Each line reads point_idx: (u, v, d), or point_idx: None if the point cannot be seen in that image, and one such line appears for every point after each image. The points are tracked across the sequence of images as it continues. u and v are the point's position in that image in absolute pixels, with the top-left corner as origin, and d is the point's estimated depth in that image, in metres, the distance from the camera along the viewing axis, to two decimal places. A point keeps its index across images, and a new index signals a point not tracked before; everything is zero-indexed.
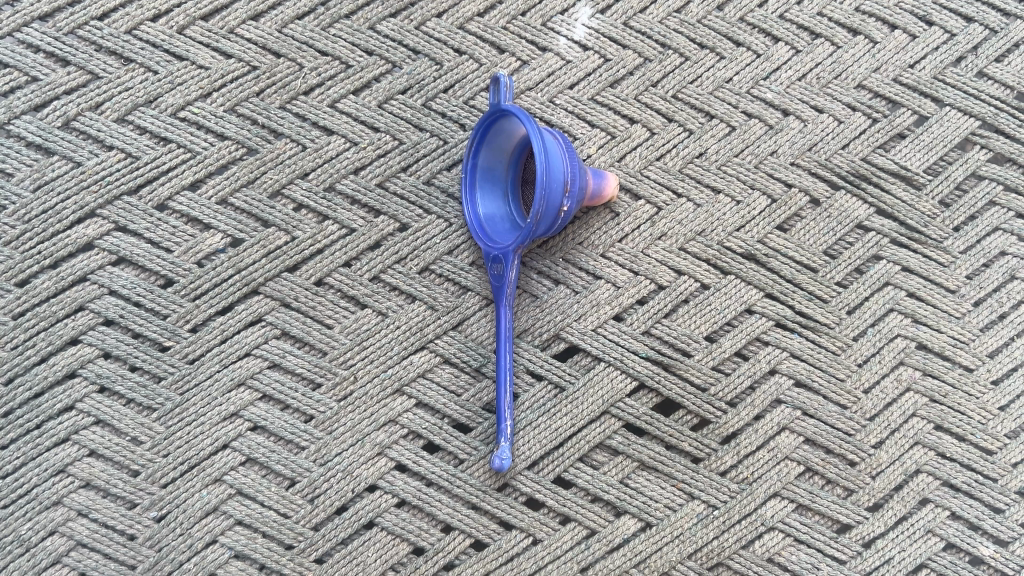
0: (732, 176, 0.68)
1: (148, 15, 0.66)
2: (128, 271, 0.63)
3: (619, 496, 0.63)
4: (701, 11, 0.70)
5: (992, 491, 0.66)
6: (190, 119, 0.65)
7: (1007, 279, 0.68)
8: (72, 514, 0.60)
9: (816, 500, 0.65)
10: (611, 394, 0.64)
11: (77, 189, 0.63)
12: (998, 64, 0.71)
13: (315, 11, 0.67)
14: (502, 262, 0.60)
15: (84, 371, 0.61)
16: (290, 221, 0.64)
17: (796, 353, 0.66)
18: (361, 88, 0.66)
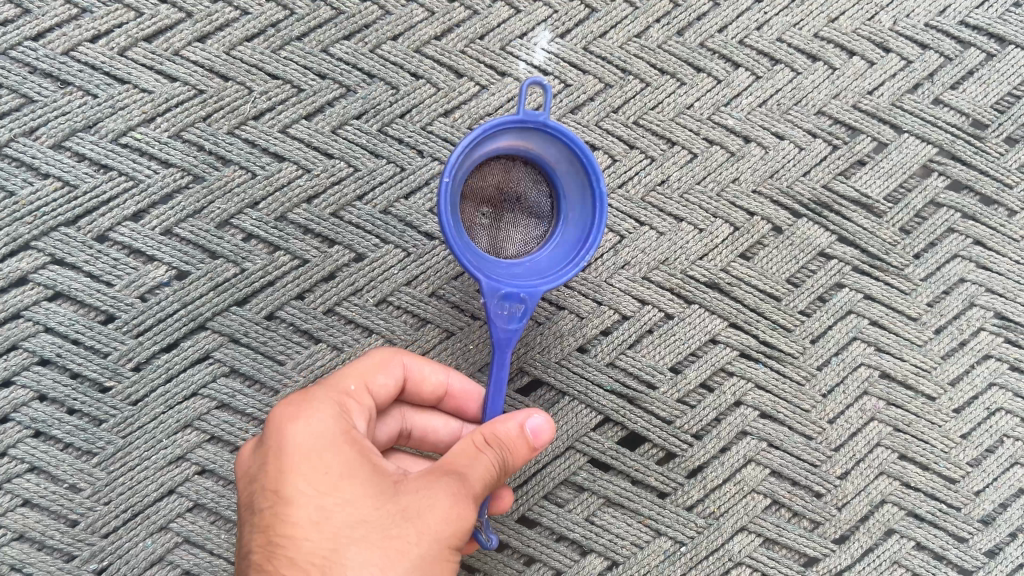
0: (694, 204, 0.67)
1: (87, 35, 0.62)
2: (66, 307, 0.59)
3: (584, 534, 0.62)
4: (662, 37, 0.69)
5: (956, 520, 0.65)
6: (133, 146, 0.61)
7: (966, 306, 0.68)
8: (4, 569, 0.56)
9: (783, 533, 0.64)
10: (576, 429, 0.63)
11: (10, 219, 0.59)
12: (953, 91, 0.71)
13: (264, 33, 0.64)
14: (523, 303, 0.50)
15: (17, 415, 0.58)
16: (239, 252, 0.61)
17: (760, 384, 0.65)
18: (314, 113, 0.64)
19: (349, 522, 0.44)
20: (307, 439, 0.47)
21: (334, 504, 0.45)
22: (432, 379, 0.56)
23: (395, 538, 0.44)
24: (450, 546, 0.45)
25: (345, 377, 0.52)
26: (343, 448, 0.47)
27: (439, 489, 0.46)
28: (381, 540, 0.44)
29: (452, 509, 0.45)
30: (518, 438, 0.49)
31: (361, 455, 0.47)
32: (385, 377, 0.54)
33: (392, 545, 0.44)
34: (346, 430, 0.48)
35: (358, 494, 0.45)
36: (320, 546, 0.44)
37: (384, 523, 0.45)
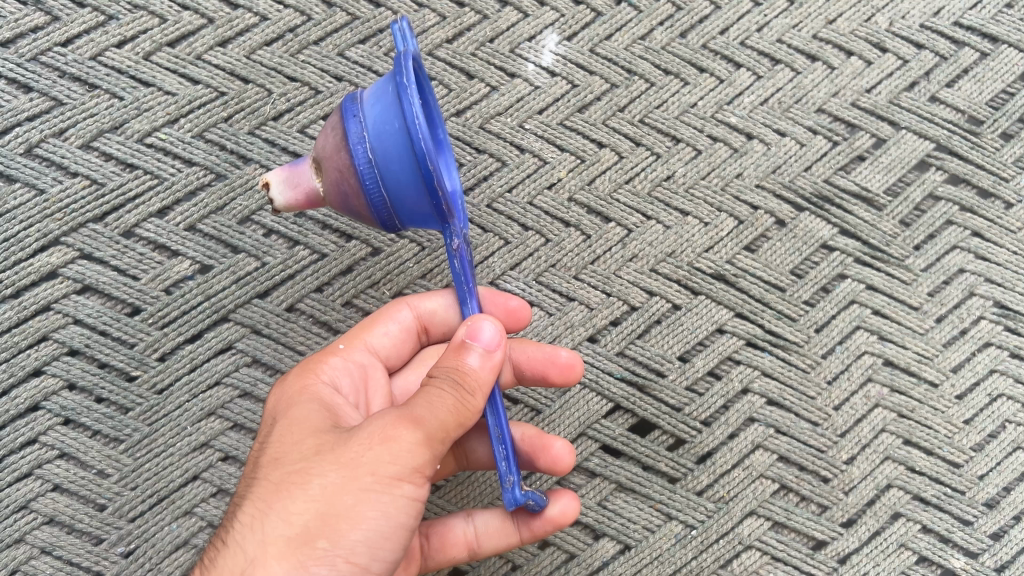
0: (699, 199, 0.69)
1: (113, 41, 0.65)
2: (94, 300, 0.62)
3: (597, 518, 0.64)
4: (665, 39, 0.71)
5: (961, 503, 0.66)
6: (157, 146, 0.64)
7: (966, 295, 0.70)
8: (34, 552, 0.58)
9: (791, 517, 0.65)
10: (587, 416, 0.65)
11: (40, 217, 0.62)
12: (949, 89, 0.73)
13: (283, 38, 0.67)
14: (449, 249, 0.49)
15: (48, 403, 0.60)
16: (260, 247, 0.63)
17: (767, 372, 0.67)
18: (331, 113, 0.66)
19: (270, 461, 0.47)
20: (275, 402, 0.52)
21: (269, 449, 0.48)
22: (444, 311, 0.59)
23: (300, 470, 0.45)
24: (367, 477, 0.43)
25: (341, 339, 0.57)
26: (294, 403, 0.50)
27: (368, 425, 0.45)
28: (287, 473, 0.46)
29: (375, 445, 0.44)
30: (478, 368, 0.46)
31: (314, 406, 0.50)
32: (383, 328, 0.58)
33: (294, 476, 0.45)
34: (307, 390, 0.52)
35: (287, 437, 0.48)
36: (248, 489, 0.47)
37: (299, 456, 0.46)
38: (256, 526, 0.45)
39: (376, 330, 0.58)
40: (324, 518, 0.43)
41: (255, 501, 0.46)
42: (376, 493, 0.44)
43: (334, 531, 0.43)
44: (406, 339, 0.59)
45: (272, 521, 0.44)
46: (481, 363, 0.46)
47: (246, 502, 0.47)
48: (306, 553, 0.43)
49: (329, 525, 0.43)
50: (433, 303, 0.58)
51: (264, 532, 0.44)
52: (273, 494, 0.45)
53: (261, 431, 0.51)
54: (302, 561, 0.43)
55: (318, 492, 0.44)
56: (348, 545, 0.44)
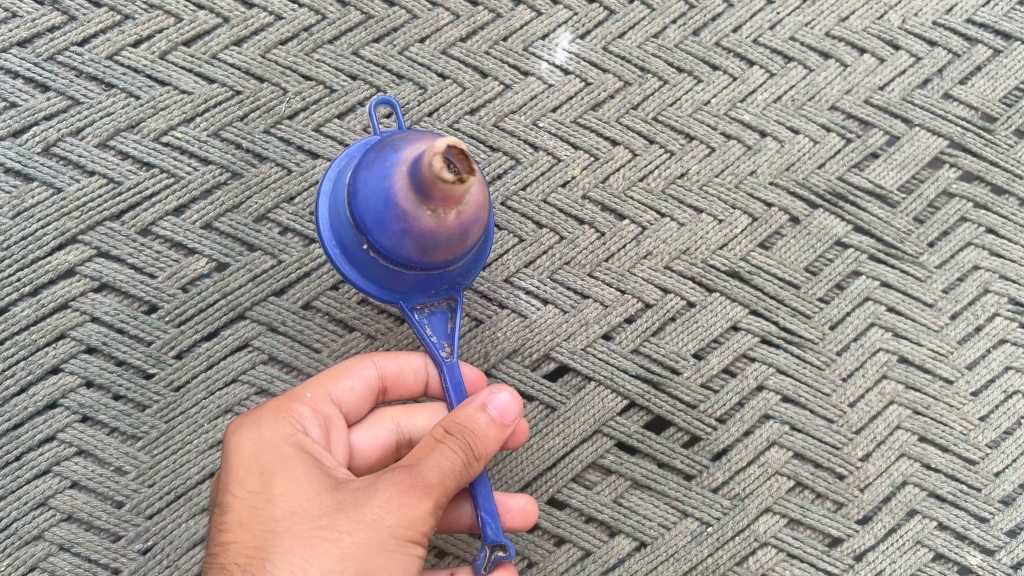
0: (713, 196, 0.69)
1: (129, 41, 0.65)
2: (111, 298, 0.62)
3: (612, 515, 0.64)
4: (678, 37, 0.72)
5: (977, 500, 0.66)
6: (173, 144, 0.64)
7: (980, 292, 0.70)
8: (53, 548, 0.58)
9: (807, 514, 0.65)
10: (602, 413, 0.65)
11: (58, 215, 0.62)
12: (962, 86, 0.73)
13: (298, 37, 0.67)
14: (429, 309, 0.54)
15: (66, 400, 0.60)
16: (276, 245, 0.63)
17: (782, 369, 0.67)
18: (346, 112, 0.66)
19: (278, 516, 0.45)
20: (248, 443, 0.48)
21: (267, 502, 0.46)
22: (413, 370, 0.57)
23: (325, 529, 0.44)
24: (397, 539, 0.44)
25: (305, 386, 0.54)
26: (280, 449, 0.48)
27: (384, 484, 0.45)
28: (308, 533, 0.44)
29: (402, 507, 0.44)
30: (490, 430, 0.48)
31: (303, 453, 0.48)
32: (350, 382, 0.55)
33: (322, 536, 0.44)
34: (290, 434, 0.49)
35: (292, 489, 0.46)
36: (252, 547, 0.45)
37: (316, 514, 0.45)
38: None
39: (344, 382, 0.55)
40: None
41: (280, 563, 0.44)
42: (403, 555, 0.45)
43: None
44: (368, 396, 0.57)
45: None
46: (489, 427, 0.48)
47: (256, 563, 0.44)
48: None
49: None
50: (402, 362, 0.57)
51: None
52: (303, 556, 0.44)
53: (232, 474, 0.47)
54: None
55: (353, 555, 0.43)
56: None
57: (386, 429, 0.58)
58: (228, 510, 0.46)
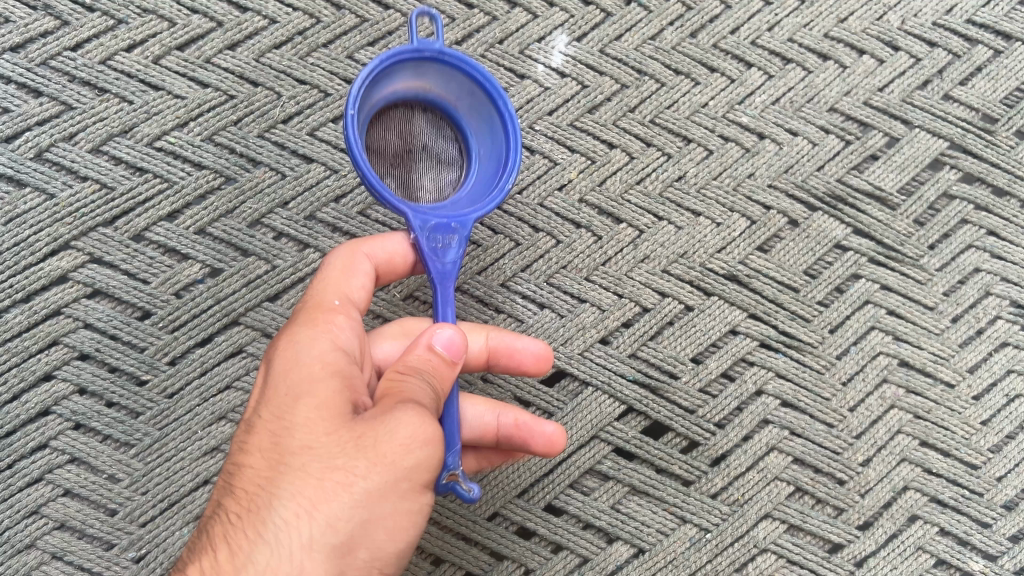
0: (711, 199, 0.68)
1: (122, 45, 0.65)
2: (105, 304, 0.61)
3: (610, 522, 0.63)
4: (676, 39, 0.71)
5: (979, 505, 0.66)
6: (167, 149, 0.64)
7: (982, 295, 0.69)
8: (45, 557, 0.58)
9: (807, 520, 0.64)
10: (600, 418, 0.64)
11: (51, 221, 0.62)
12: (962, 87, 0.72)
13: (292, 40, 0.67)
14: (455, 231, 0.51)
15: (59, 407, 0.60)
16: (270, 250, 0.63)
17: (781, 373, 0.66)
18: (340, 116, 0.66)
19: (295, 446, 0.44)
20: (281, 363, 0.47)
21: (288, 428, 0.45)
22: (402, 252, 0.54)
23: (339, 468, 0.43)
24: (404, 484, 0.43)
25: (328, 292, 0.52)
26: (310, 371, 0.46)
27: (404, 422, 0.43)
28: (320, 470, 0.43)
29: (416, 448, 0.43)
30: (443, 367, 0.47)
31: (333, 377, 0.46)
32: (356, 283, 0.53)
33: (332, 474, 0.43)
34: (324, 354, 0.48)
35: (310, 419, 0.44)
36: (266, 474, 0.44)
37: (330, 451, 0.43)
38: (287, 530, 0.42)
39: (351, 285, 0.53)
40: (363, 528, 0.43)
41: (287, 498, 0.43)
42: (408, 503, 0.44)
43: (368, 541, 0.43)
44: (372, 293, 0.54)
45: (309, 527, 0.42)
46: (437, 362, 0.47)
47: (263, 493, 0.43)
48: (346, 560, 0.42)
49: (367, 535, 0.43)
50: (386, 246, 0.54)
51: (297, 540, 0.42)
52: (310, 495, 0.42)
53: (264, 394, 0.47)
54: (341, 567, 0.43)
55: (358, 500, 0.42)
56: (380, 555, 0.44)
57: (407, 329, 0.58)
58: (254, 431, 0.46)
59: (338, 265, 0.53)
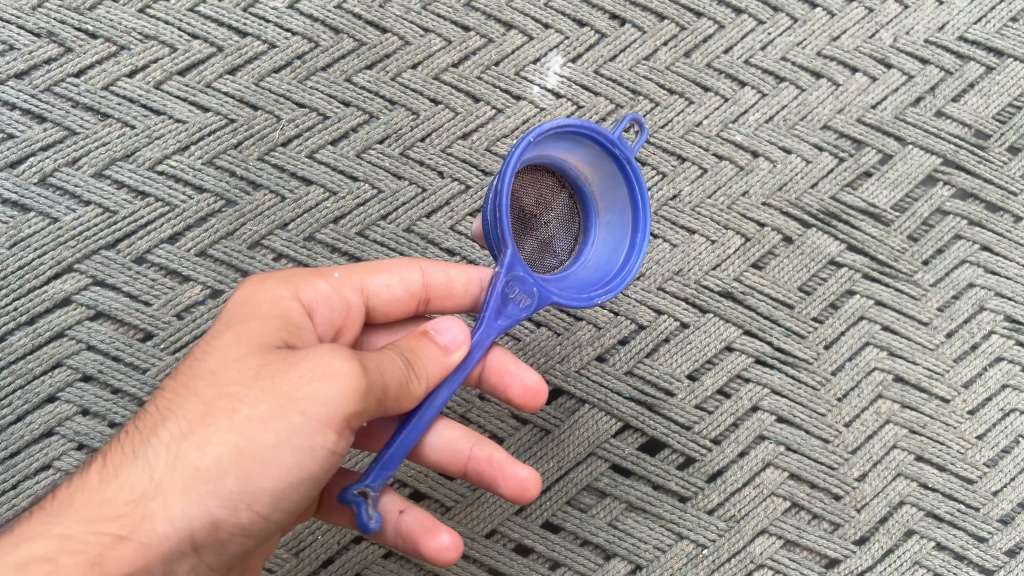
0: (706, 218, 0.69)
1: (124, 71, 0.66)
2: (107, 326, 0.63)
3: (607, 538, 0.64)
4: (669, 59, 0.72)
5: (975, 520, 0.66)
6: (168, 173, 0.65)
7: (976, 310, 0.69)
8: None
9: (803, 535, 0.65)
10: (596, 436, 0.65)
11: (54, 244, 0.63)
12: (955, 104, 0.73)
13: (291, 64, 0.68)
14: (533, 296, 0.48)
15: (62, 428, 0.60)
16: (270, 271, 0.64)
17: (776, 389, 0.67)
18: (339, 138, 0.67)
19: (204, 372, 0.44)
20: (233, 301, 0.49)
21: (207, 354, 0.45)
22: (458, 282, 0.56)
23: (230, 396, 0.43)
24: (296, 417, 0.42)
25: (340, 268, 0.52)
26: (253, 311, 0.47)
27: (315, 358, 0.43)
28: (218, 393, 0.43)
29: (316, 381, 0.42)
30: (432, 354, 0.45)
31: (272, 319, 0.47)
32: (387, 278, 0.54)
33: (225, 398, 0.43)
34: (278, 298, 0.48)
35: (228, 347, 0.45)
36: (171, 393, 0.45)
37: (233, 376, 0.43)
38: (164, 444, 0.42)
39: (380, 277, 0.53)
40: (240, 453, 0.41)
41: (175, 415, 0.43)
42: (300, 438, 0.42)
43: (243, 468, 0.42)
44: (407, 300, 0.55)
45: (183, 442, 0.42)
46: (434, 351, 0.46)
47: (161, 410, 0.44)
48: (213, 484, 0.41)
49: (241, 461, 0.42)
50: (447, 271, 0.55)
51: (166, 455, 0.42)
52: (198, 414, 0.42)
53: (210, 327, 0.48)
54: (210, 490, 0.41)
55: (238, 423, 0.42)
56: (253, 487, 0.42)
57: (409, 332, 0.59)
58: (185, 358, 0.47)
59: (390, 260, 0.54)
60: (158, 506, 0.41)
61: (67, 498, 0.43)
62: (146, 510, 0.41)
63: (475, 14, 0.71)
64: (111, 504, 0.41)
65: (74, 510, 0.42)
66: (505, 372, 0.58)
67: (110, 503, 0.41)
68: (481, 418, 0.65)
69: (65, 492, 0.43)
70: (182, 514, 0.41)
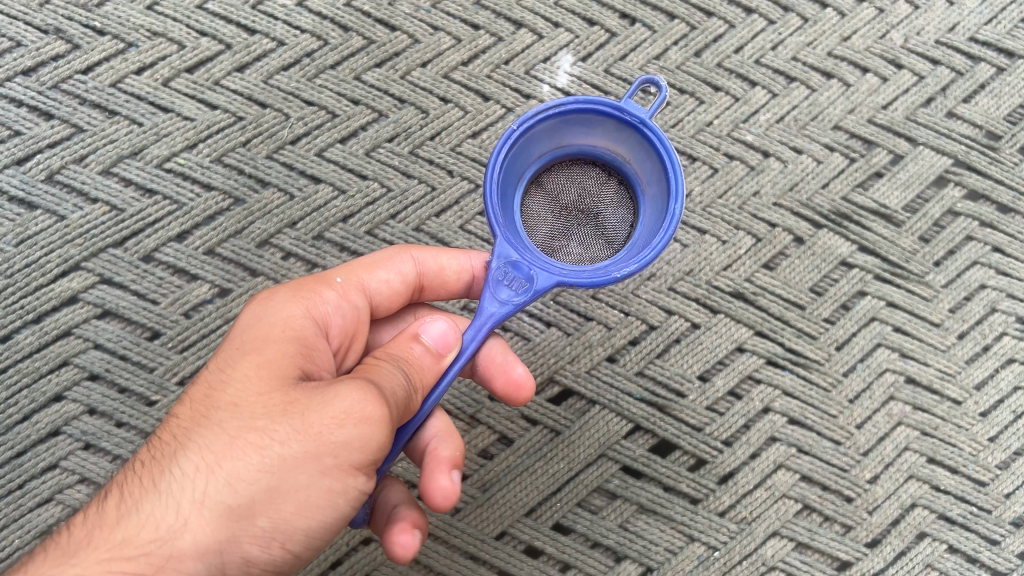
0: (717, 218, 0.69)
1: (132, 68, 0.66)
2: (114, 324, 0.62)
3: (618, 541, 0.63)
4: (680, 58, 0.72)
5: (987, 522, 0.66)
6: (176, 171, 0.64)
7: (987, 311, 0.69)
8: None
9: (815, 538, 0.64)
10: (607, 437, 0.64)
11: (61, 242, 0.62)
12: (966, 104, 0.73)
13: (300, 62, 0.68)
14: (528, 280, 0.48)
15: (69, 428, 0.60)
16: (279, 270, 0.63)
17: (788, 391, 0.66)
18: (348, 136, 0.66)
19: (224, 403, 0.43)
20: (247, 320, 0.47)
21: (225, 384, 0.44)
22: (451, 267, 0.55)
23: (257, 431, 0.41)
24: (328, 460, 0.41)
25: (336, 271, 0.51)
26: (269, 332, 0.46)
27: (343, 396, 0.42)
28: (242, 429, 0.42)
29: (350, 425, 0.41)
30: (425, 359, 0.46)
31: (290, 343, 0.45)
32: (385, 274, 0.53)
33: (251, 434, 0.41)
34: (289, 317, 0.47)
35: (248, 377, 0.43)
36: (190, 423, 0.43)
37: (256, 411, 0.42)
38: (187, 481, 0.41)
39: (379, 273, 0.53)
40: (269, 496, 0.41)
41: (198, 449, 0.41)
42: (330, 480, 0.41)
43: (271, 511, 0.41)
44: (405, 293, 0.54)
45: (208, 482, 0.40)
46: (425, 356, 0.46)
47: (180, 441, 0.43)
48: (241, 526, 0.40)
49: (272, 504, 0.41)
50: (438, 257, 0.55)
51: (191, 495, 0.40)
52: (222, 451, 0.41)
53: (220, 347, 0.47)
54: (238, 534, 0.40)
55: (268, 463, 0.41)
56: (284, 529, 0.41)
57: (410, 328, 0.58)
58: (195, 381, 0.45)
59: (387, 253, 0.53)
60: (185, 549, 0.40)
61: (89, 533, 0.42)
62: (173, 553, 0.40)
63: (485, 12, 0.71)
64: (136, 543, 0.40)
65: (96, 549, 0.41)
66: (491, 359, 0.57)
67: (135, 544, 0.40)
68: (492, 419, 0.64)
69: (85, 524, 0.42)
70: (212, 557, 0.40)
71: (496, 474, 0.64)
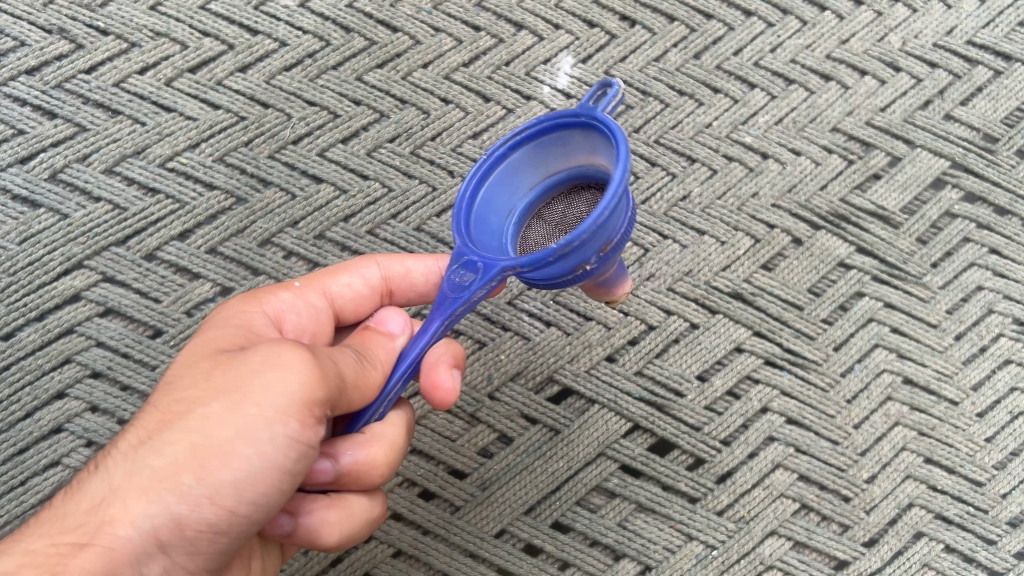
0: (716, 219, 0.69)
1: (135, 68, 0.66)
2: (116, 322, 0.62)
3: (617, 539, 0.63)
4: (679, 60, 0.72)
5: (984, 522, 0.66)
6: (179, 170, 0.65)
7: (984, 312, 0.69)
8: None
9: (813, 537, 0.65)
10: (606, 436, 0.65)
11: (64, 241, 0.63)
12: (963, 107, 0.73)
13: (302, 63, 0.68)
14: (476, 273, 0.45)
15: (71, 425, 0.60)
16: (280, 269, 0.64)
17: (786, 391, 0.67)
18: (349, 137, 0.67)
19: (167, 385, 0.44)
20: (205, 322, 0.49)
21: (172, 371, 0.45)
22: (417, 272, 0.55)
23: (188, 400, 0.42)
24: (252, 412, 0.40)
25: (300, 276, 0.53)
26: (219, 326, 0.47)
27: (271, 357, 0.42)
28: (176, 404, 0.42)
29: (274, 380, 0.41)
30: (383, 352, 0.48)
31: (236, 331, 0.46)
32: (347, 278, 0.54)
33: (181, 404, 0.42)
34: (242, 313, 0.48)
35: (191, 359, 0.44)
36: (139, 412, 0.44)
37: (190, 384, 0.43)
38: (122, 455, 0.41)
39: (340, 278, 0.53)
40: (196, 455, 0.40)
41: (137, 427, 0.42)
42: (257, 433, 0.40)
43: (198, 468, 0.40)
44: (371, 298, 0.55)
45: (140, 452, 0.41)
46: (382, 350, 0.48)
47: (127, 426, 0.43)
48: (169, 486, 0.40)
49: (200, 463, 0.40)
50: (405, 262, 0.55)
51: (123, 465, 0.41)
52: (154, 424, 0.41)
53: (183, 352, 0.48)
54: (165, 494, 0.40)
55: (195, 424, 0.41)
56: (213, 486, 0.40)
57: None
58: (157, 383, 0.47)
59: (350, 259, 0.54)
60: (115, 512, 0.39)
61: (38, 519, 0.42)
62: (103, 518, 0.39)
63: (486, 14, 0.71)
64: (73, 516, 0.40)
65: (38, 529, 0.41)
66: None
67: (72, 519, 0.40)
68: (492, 418, 0.65)
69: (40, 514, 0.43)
70: (141, 519, 0.39)
71: (495, 472, 0.64)
